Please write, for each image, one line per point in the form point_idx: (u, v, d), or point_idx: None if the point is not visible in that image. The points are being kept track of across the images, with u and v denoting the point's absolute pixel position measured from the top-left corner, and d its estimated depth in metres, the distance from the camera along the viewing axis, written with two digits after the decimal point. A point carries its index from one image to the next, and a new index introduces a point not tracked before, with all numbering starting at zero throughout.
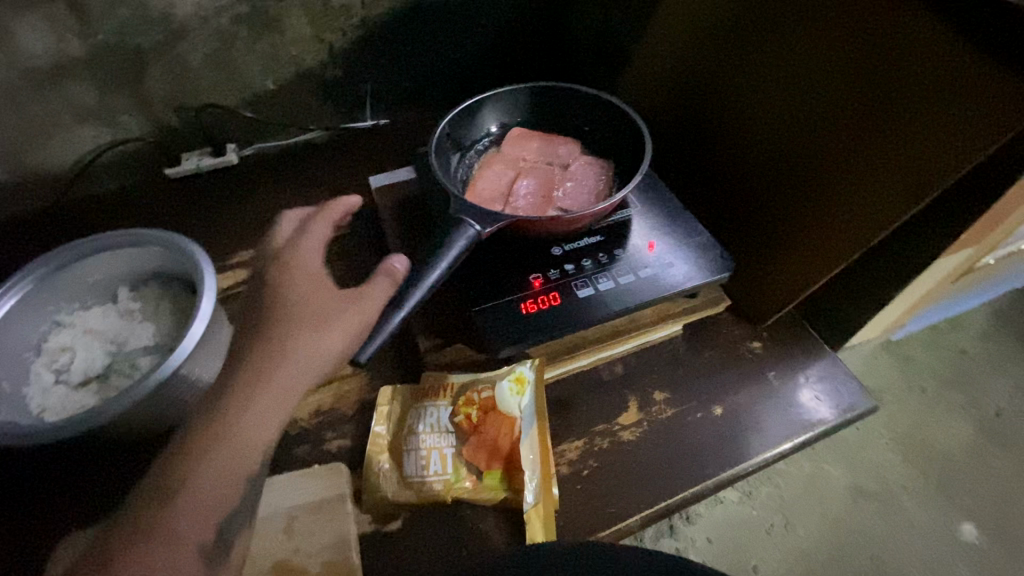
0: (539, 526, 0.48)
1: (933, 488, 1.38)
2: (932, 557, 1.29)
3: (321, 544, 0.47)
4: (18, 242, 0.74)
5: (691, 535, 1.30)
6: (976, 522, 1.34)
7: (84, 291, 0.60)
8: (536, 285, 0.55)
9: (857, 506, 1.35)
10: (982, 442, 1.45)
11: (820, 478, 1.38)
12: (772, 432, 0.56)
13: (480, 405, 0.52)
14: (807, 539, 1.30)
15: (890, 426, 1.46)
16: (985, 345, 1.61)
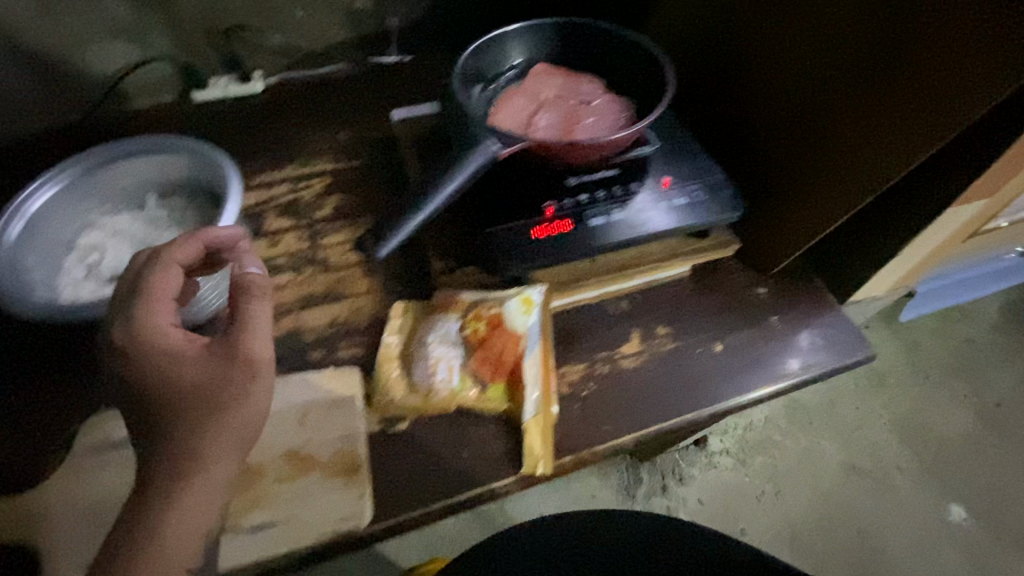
0: (537, 436, 0.50)
1: (926, 470, 1.40)
2: (917, 536, 1.31)
3: (332, 436, 0.50)
4: (49, 151, 0.77)
5: (682, 495, 1.33)
6: (965, 505, 1.36)
7: (112, 196, 0.63)
8: (549, 212, 0.55)
9: (848, 483, 1.37)
10: (980, 430, 1.45)
11: (813, 453, 1.40)
12: (768, 370, 0.58)
13: (489, 320, 0.53)
14: (794, 508, 1.33)
15: (890, 409, 1.47)
16: (994, 337, 1.60)
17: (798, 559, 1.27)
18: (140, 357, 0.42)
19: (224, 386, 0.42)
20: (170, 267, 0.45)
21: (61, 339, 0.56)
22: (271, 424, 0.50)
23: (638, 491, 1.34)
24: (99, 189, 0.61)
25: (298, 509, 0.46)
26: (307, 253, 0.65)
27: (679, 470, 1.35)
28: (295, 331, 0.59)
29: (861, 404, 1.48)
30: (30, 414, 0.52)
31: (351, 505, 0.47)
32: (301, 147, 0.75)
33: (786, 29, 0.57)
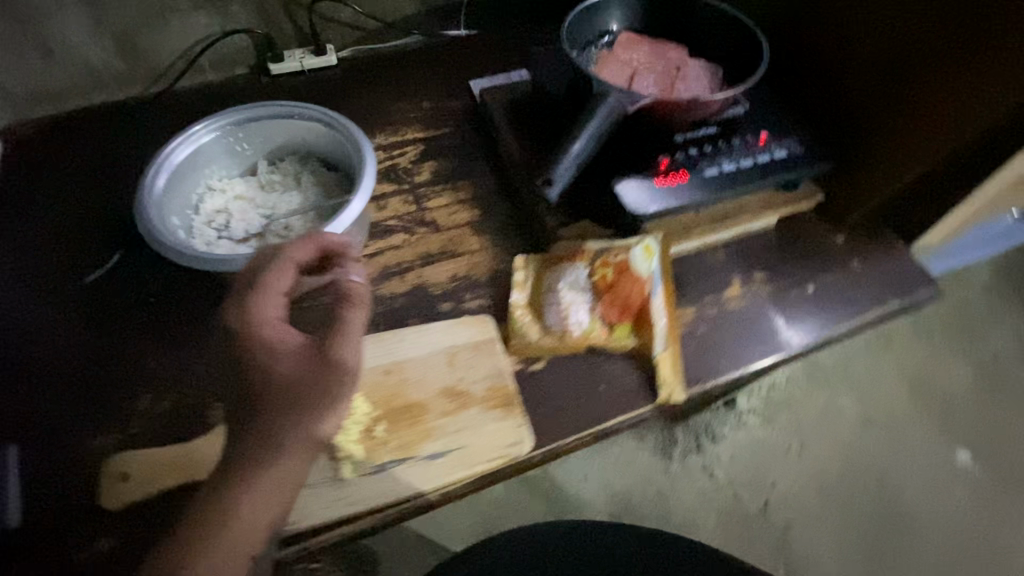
0: (669, 369, 0.55)
1: (935, 420, 1.43)
2: (929, 478, 1.35)
3: (482, 373, 0.54)
4: (130, 123, 0.77)
5: (716, 453, 1.38)
6: (971, 450, 1.40)
7: (227, 160, 0.64)
8: (663, 165, 0.59)
9: (865, 435, 1.40)
10: (981, 382, 1.50)
11: (835, 411, 1.44)
12: (855, 308, 0.64)
13: (616, 266, 0.57)
14: (820, 460, 1.37)
15: (899, 366, 1.50)
16: (993, 292, 1.63)
17: (823, 505, 1.32)
18: (252, 345, 0.46)
19: (319, 383, 0.45)
20: (287, 268, 0.50)
21: (205, 295, 0.60)
22: (424, 366, 0.54)
23: (675, 452, 1.38)
24: (217, 154, 0.62)
25: (464, 439, 0.50)
26: (414, 214, 0.68)
27: (711, 429, 1.41)
28: (420, 286, 0.62)
29: (873, 362, 1.51)
30: (190, 363, 0.55)
31: (511, 434, 0.51)
32: (388, 118, 0.78)
33: (849, 15, 0.61)
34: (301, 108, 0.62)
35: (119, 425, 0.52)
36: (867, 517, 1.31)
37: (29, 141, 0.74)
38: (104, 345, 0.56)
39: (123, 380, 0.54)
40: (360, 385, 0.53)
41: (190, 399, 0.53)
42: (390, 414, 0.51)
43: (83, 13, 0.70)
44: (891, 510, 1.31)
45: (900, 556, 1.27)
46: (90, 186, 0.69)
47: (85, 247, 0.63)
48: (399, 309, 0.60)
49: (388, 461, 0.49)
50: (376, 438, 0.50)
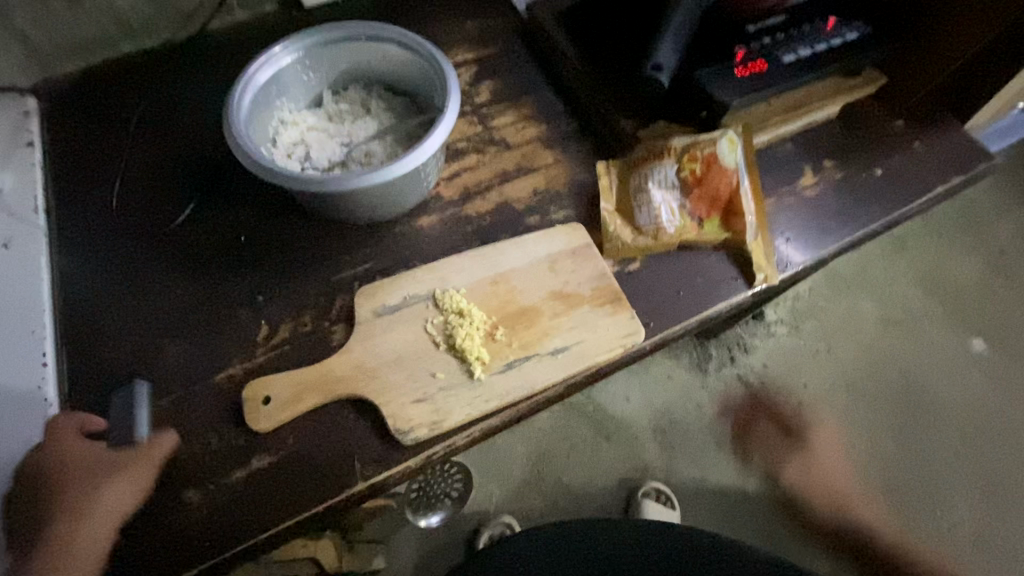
0: (759, 256, 0.58)
1: (951, 311, 1.33)
2: (948, 367, 1.27)
3: (586, 276, 0.57)
4: (165, 70, 0.73)
5: (748, 362, 1.26)
6: (985, 337, 1.31)
7: (295, 91, 0.63)
8: (740, 57, 0.58)
9: (889, 332, 1.30)
10: (993, 272, 1.38)
11: (857, 314, 1.32)
12: (919, 187, 0.66)
13: (704, 159, 0.58)
14: (846, 361, 1.27)
15: (914, 264, 1.39)
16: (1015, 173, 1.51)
17: (852, 402, 1.23)
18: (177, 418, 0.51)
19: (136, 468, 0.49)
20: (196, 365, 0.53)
21: (294, 229, 0.60)
22: (529, 275, 0.56)
23: (709, 366, 1.26)
24: (287, 83, 0.61)
25: (582, 334, 0.54)
26: (482, 135, 0.67)
27: (742, 341, 1.28)
28: (504, 203, 0.63)
29: (890, 263, 1.39)
30: (297, 296, 0.56)
31: (625, 325, 0.54)
32: (435, 42, 0.74)
33: None
34: (372, 27, 0.60)
35: (245, 357, 0.53)
36: (890, 409, 1.22)
37: (66, 98, 0.70)
38: (205, 286, 0.57)
39: (236, 317, 0.55)
40: (474, 297, 0.55)
41: (306, 328, 0.55)
42: (507, 319, 0.54)
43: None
44: (914, 401, 1.23)
45: (929, 447, 1.20)
46: (147, 139, 0.66)
47: (159, 197, 0.62)
48: (489, 226, 0.61)
49: (515, 360, 0.52)
50: (499, 340, 0.53)
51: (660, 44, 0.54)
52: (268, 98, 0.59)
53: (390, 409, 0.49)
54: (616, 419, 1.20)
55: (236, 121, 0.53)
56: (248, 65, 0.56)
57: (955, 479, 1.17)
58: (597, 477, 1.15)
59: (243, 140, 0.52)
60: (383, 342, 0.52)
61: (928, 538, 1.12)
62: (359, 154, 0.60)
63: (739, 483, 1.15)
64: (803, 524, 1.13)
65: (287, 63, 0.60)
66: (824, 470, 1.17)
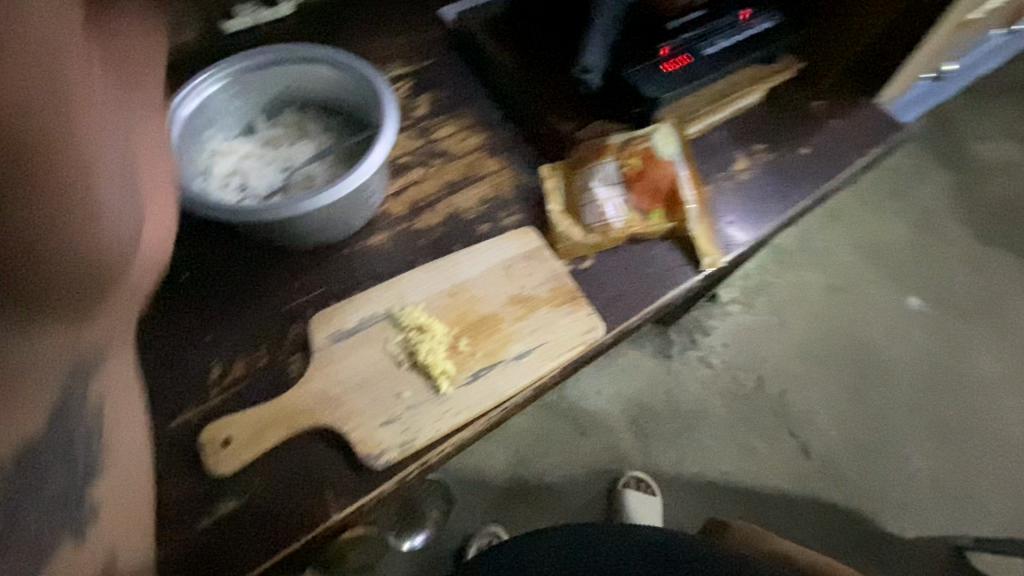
0: (704, 241, 0.60)
1: (887, 273, 1.42)
2: (890, 325, 1.35)
3: (541, 278, 0.57)
4: None
5: (709, 343, 1.30)
6: (919, 294, 1.40)
7: (225, 120, 0.61)
8: (665, 52, 0.60)
9: (834, 300, 1.37)
10: (919, 234, 1.48)
11: (803, 285, 1.38)
12: (841, 162, 0.71)
13: (642, 154, 0.61)
14: (798, 331, 1.33)
15: (850, 232, 1.47)
16: (931, 138, 1.61)
17: (808, 369, 1.29)
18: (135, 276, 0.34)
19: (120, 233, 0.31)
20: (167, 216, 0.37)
21: (236, 259, 0.57)
22: (485, 283, 0.56)
23: (673, 350, 1.29)
24: (215, 113, 0.59)
25: (544, 335, 0.54)
26: (424, 148, 0.67)
27: (701, 323, 1.32)
28: (454, 214, 0.63)
29: (828, 234, 1.46)
30: (249, 331, 0.54)
31: (584, 322, 0.55)
32: (367, 59, 0.73)
33: None
34: (298, 49, 0.59)
35: (199, 400, 0.51)
36: (843, 372, 1.29)
37: None
38: (145, 331, 0.53)
39: (185, 360, 0.53)
40: (432, 311, 0.55)
41: (261, 361, 0.53)
42: (468, 329, 0.54)
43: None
44: (864, 361, 1.30)
45: (882, 402, 1.27)
46: None
47: None
48: (441, 238, 0.61)
49: (480, 369, 0.52)
50: (463, 351, 0.52)
51: (586, 49, 0.58)
52: (196, 130, 0.57)
53: (359, 434, 0.48)
54: (590, 414, 1.21)
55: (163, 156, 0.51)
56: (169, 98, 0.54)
57: (907, 430, 1.25)
58: (577, 473, 1.16)
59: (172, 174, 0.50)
60: (342, 368, 0.51)
61: (889, 488, 1.19)
62: (299, 178, 0.58)
63: (714, 460, 1.19)
64: (776, 491, 1.18)
65: (212, 93, 0.58)
66: (789, 437, 1.23)
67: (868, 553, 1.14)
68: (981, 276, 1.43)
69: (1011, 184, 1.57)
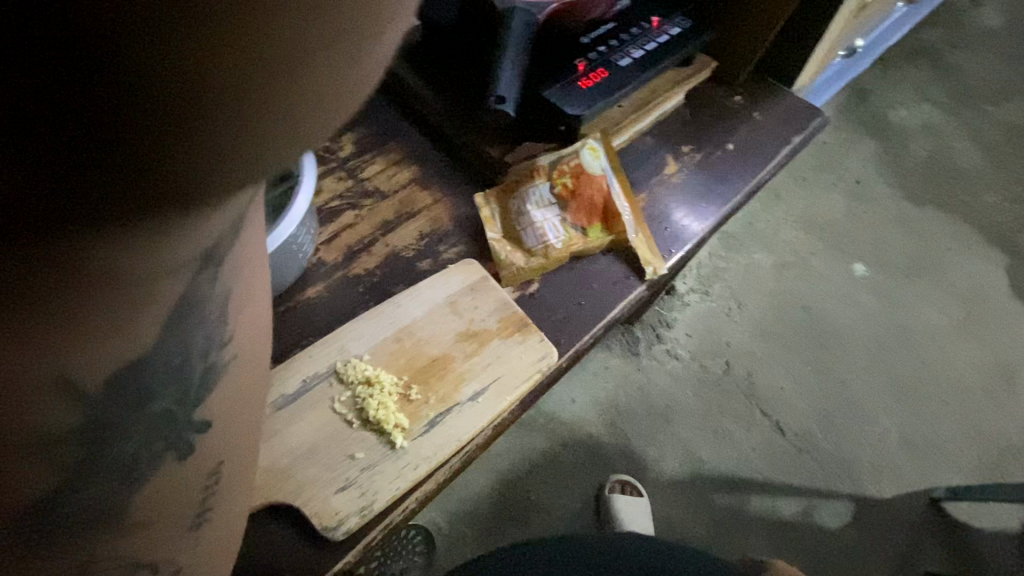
0: (646, 250, 0.61)
1: (830, 245, 1.47)
2: (841, 294, 1.40)
3: (489, 309, 0.56)
4: None
5: (673, 336, 1.31)
6: (863, 261, 1.45)
7: None
8: (582, 68, 0.60)
9: (785, 277, 1.41)
10: (854, 203, 1.54)
11: (754, 267, 1.42)
12: (768, 153, 0.72)
13: (572, 172, 0.60)
14: (757, 312, 1.36)
15: (791, 209, 1.51)
16: (852, 111, 1.69)
17: (770, 348, 1.32)
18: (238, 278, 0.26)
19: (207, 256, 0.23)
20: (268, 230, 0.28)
21: None
22: (432, 322, 0.55)
23: (639, 348, 1.30)
24: None
25: (497, 370, 0.53)
26: (354, 188, 0.65)
27: (663, 317, 1.33)
28: (392, 254, 0.61)
29: (771, 214, 1.50)
30: None
31: (537, 350, 0.54)
32: None
33: None
34: None
35: None
36: (803, 346, 1.33)
37: None
38: None
39: None
40: (379, 361, 0.52)
41: None
42: (419, 375, 0.52)
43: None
44: (820, 332, 1.35)
45: (844, 370, 1.31)
46: None
47: None
48: (381, 281, 0.59)
49: (436, 415, 0.50)
50: (415, 400, 0.50)
51: (497, 77, 0.54)
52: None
53: (314, 506, 0.45)
54: (567, 423, 1.20)
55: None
56: None
57: (870, 393, 1.29)
58: (562, 485, 1.15)
59: None
60: (291, 436, 0.48)
61: (860, 453, 1.23)
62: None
63: (694, 451, 1.20)
64: (756, 472, 1.20)
65: None
66: (762, 418, 1.25)
67: (850, 519, 1.17)
68: (915, 235, 1.50)
69: (929, 145, 1.66)
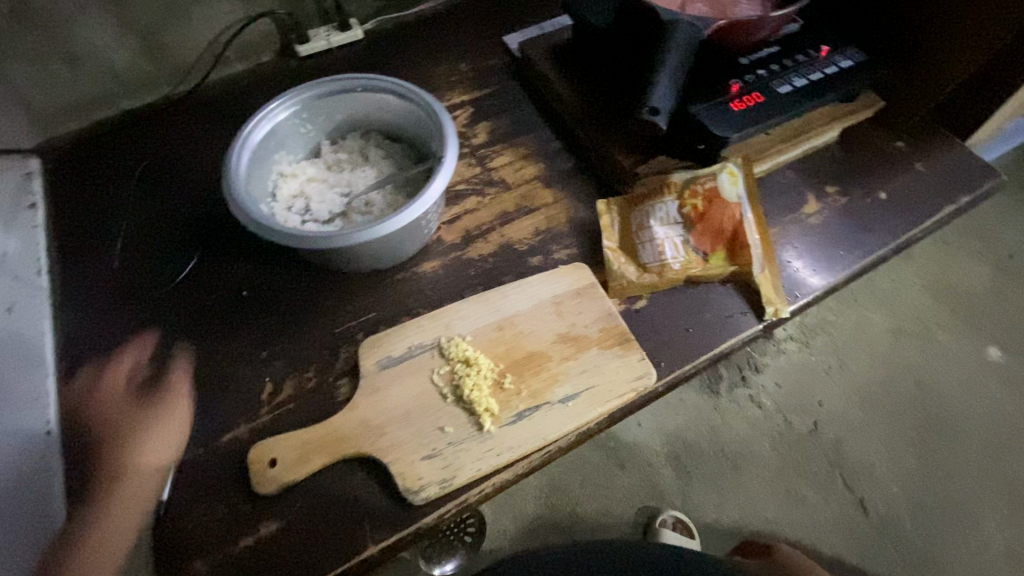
0: (770, 288, 0.57)
1: (963, 321, 1.30)
2: (967, 377, 1.23)
3: (592, 316, 0.56)
4: (162, 127, 0.71)
5: (761, 382, 1.23)
6: (1001, 345, 1.27)
7: (294, 142, 0.63)
8: (736, 89, 0.58)
9: (903, 345, 1.27)
10: (1003, 279, 1.35)
11: (868, 327, 1.29)
12: (925, 207, 0.66)
13: (705, 194, 0.59)
14: (862, 376, 1.23)
15: (923, 273, 1.36)
16: (1017, 176, 1.48)
17: (871, 418, 1.19)
18: None
19: None
20: None
21: (298, 280, 0.59)
22: (535, 318, 0.56)
23: (720, 387, 1.23)
24: (289, 136, 0.62)
25: (592, 379, 0.53)
26: (481, 176, 0.67)
27: (753, 360, 1.26)
28: (506, 245, 0.62)
29: (897, 274, 1.36)
30: (299, 354, 0.55)
31: (636, 367, 0.53)
32: (430, 85, 0.74)
33: None
34: (367, 77, 0.60)
35: (249, 417, 0.52)
36: (911, 425, 1.18)
37: (70, 157, 0.69)
38: (208, 347, 0.56)
39: (238, 376, 0.54)
40: (479, 344, 0.54)
41: (311, 383, 0.54)
42: (514, 365, 0.53)
43: (103, 11, 0.63)
44: (934, 414, 1.20)
45: (955, 464, 1.15)
46: (146, 200, 0.65)
47: (158, 255, 0.61)
48: (492, 269, 0.61)
49: (525, 408, 0.51)
50: (508, 389, 0.52)
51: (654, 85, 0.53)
52: (266, 152, 0.59)
53: (399, 467, 0.48)
54: (629, 446, 1.17)
55: (231, 176, 0.53)
56: (244, 124, 0.56)
57: (984, 497, 1.13)
58: (612, 508, 1.11)
59: (240, 196, 0.52)
60: (389, 397, 0.51)
61: (957, 559, 1.08)
62: (358, 208, 0.59)
63: (759, 508, 1.12)
64: (826, 547, 1.09)
65: (287, 117, 0.60)
66: (846, 491, 1.14)
67: None
68: None
69: None
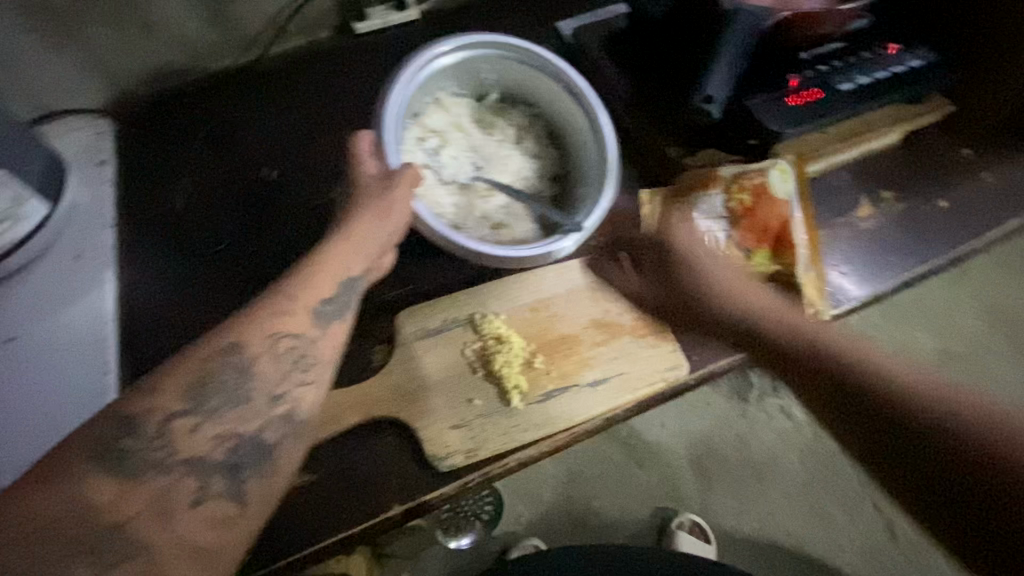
0: (814, 291, 0.56)
1: (1017, 348, 1.23)
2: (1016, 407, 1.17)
3: (628, 304, 0.56)
4: (222, 94, 0.74)
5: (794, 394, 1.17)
6: None
7: (462, 81, 0.65)
8: (794, 84, 0.57)
9: (950, 368, 1.20)
10: None
11: (914, 346, 1.23)
12: (987, 219, 0.63)
13: (753, 190, 0.57)
14: None
15: (980, 294, 1.28)
16: None
17: None
18: None
19: None
20: None
21: None
22: (570, 301, 0.56)
23: (749, 395, 1.18)
24: (460, 74, 0.63)
25: (623, 365, 0.53)
26: None
27: None
28: None
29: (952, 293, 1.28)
30: None
31: (667, 358, 0.54)
32: None
33: None
34: (557, 72, 0.61)
35: None
36: None
37: (137, 119, 0.73)
38: None
39: None
40: (513, 322, 0.55)
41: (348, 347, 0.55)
42: (546, 346, 0.54)
43: None
44: None
45: None
46: (202, 163, 0.68)
47: (212, 216, 0.65)
48: None
49: (554, 389, 0.52)
50: (537, 368, 0.52)
51: (709, 75, 0.54)
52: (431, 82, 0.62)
53: (427, 433, 0.49)
54: (650, 446, 1.15)
55: (391, 115, 0.54)
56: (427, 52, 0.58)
57: None
58: (628, 505, 1.11)
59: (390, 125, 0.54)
60: (421, 366, 0.52)
61: None
62: (481, 187, 0.62)
63: (780, 519, 1.10)
64: (847, 565, 1.07)
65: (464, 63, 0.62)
66: (872, 511, 1.10)
67: None
68: None
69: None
